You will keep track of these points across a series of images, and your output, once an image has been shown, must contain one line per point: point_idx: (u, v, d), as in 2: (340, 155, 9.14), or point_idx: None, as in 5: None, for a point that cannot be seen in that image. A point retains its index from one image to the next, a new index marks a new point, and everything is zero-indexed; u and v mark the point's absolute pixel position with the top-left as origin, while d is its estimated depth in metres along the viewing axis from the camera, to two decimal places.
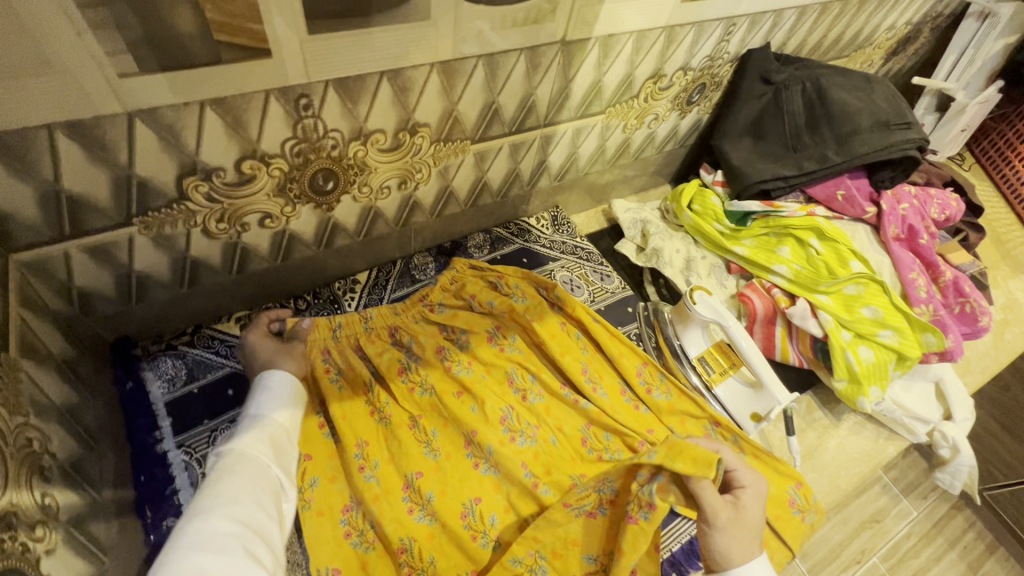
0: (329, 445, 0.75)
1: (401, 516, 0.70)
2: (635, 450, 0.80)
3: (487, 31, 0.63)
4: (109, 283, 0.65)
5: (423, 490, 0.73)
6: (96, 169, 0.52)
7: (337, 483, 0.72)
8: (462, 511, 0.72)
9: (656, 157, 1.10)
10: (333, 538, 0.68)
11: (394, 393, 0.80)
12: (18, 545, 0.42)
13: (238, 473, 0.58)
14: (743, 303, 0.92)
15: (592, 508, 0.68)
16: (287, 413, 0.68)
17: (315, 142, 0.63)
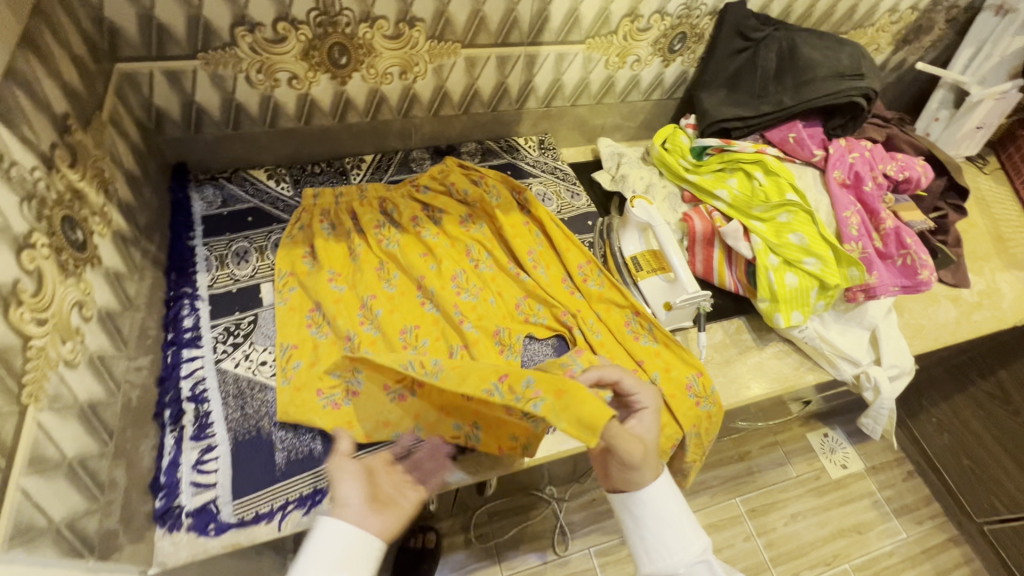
0: (304, 258, 0.95)
1: (348, 324, 0.88)
2: (558, 319, 0.94)
3: None
4: (177, 109, 0.89)
5: (372, 311, 0.90)
6: (176, 4, 0.76)
7: (305, 294, 0.91)
8: (400, 330, 0.89)
9: (644, 105, 1.22)
10: (295, 323, 0.87)
11: (368, 242, 0.98)
12: (84, 213, 0.64)
13: None
14: (685, 224, 1.02)
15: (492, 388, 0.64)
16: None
17: (332, 17, 0.84)
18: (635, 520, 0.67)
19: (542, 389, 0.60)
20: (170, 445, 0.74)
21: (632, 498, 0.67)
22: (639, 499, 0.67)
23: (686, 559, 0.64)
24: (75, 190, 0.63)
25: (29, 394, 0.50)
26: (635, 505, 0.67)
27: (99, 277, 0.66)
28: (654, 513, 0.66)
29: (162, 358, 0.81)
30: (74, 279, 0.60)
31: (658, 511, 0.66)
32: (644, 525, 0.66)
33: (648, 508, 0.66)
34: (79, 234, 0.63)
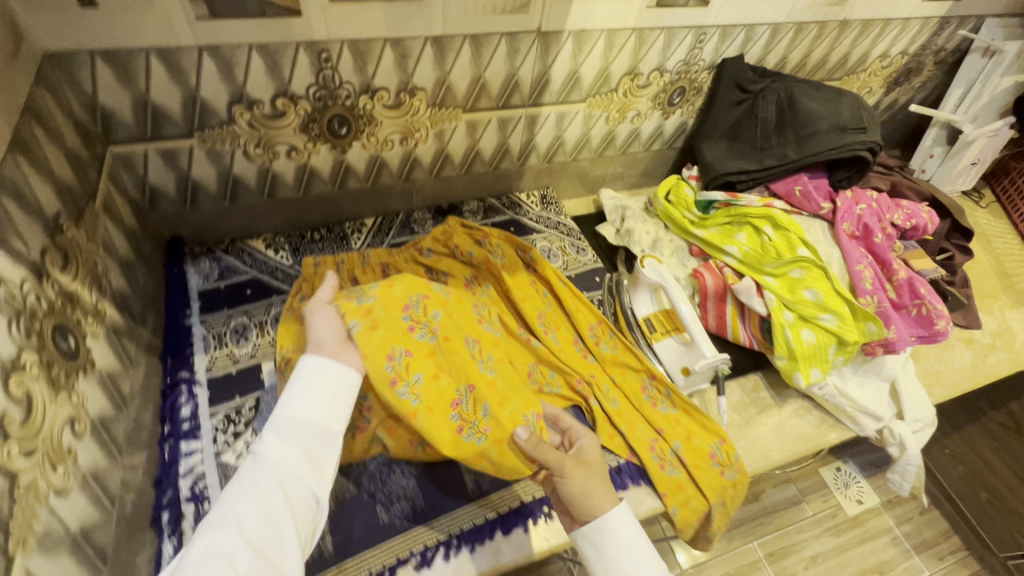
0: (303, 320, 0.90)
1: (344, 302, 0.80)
2: (573, 388, 0.90)
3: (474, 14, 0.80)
4: (172, 185, 0.86)
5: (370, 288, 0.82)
6: (173, 88, 0.73)
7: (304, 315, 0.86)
8: (408, 306, 0.80)
9: (644, 155, 1.22)
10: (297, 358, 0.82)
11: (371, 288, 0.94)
12: (75, 317, 0.60)
13: (257, 483, 0.58)
14: (696, 280, 1.01)
15: (467, 428, 0.76)
16: (329, 413, 0.66)
17: (332, 91, 0.82)
18: (596, 550, 0.70)
19: (485, 429, 0.77)
20: (168, 554, 0.69)
21: (591, 533, 0.70)
22: (597, 530, 0.70)
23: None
24: (66, 294, 0.59)
25: (17, 539, 0.45)
26: (593, 534, 0.70)
27: (93, 384, 0.61)
28: (613, 543, 0.69)
29: (159, 454, 0.76)
30: (66, 394, 0.56)
31: (618, 539, 0.69)
32: (606, 556, 0.69)
33: (608, 539, 0.69)
34: (71, 343, 0.59)
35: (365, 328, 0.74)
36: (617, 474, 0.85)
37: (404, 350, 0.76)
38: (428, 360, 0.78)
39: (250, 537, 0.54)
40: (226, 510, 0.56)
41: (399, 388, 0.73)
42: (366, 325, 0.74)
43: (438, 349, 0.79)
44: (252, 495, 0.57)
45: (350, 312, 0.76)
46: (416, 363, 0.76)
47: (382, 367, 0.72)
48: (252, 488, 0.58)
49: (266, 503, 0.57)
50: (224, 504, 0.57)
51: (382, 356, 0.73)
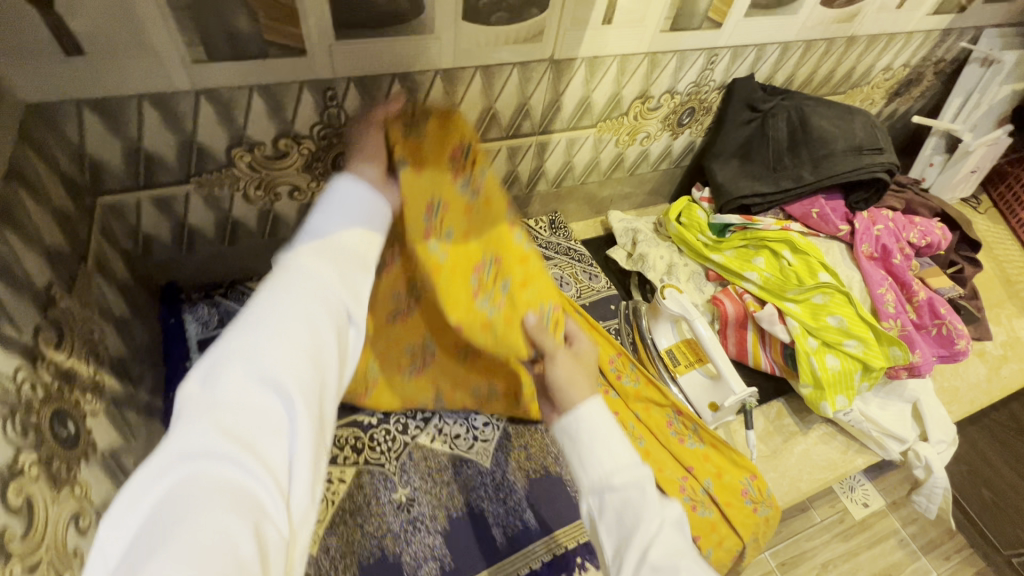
0: None
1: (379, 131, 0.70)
2: None
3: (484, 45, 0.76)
4: (166, 232, 0.80)
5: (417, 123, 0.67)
6: (167, 134, 0.68)
7: None
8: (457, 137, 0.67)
9: (652, 175, 1.19)
10: None
11: None
12: (72, 397, 0.55)
13: (285, 287, 0.51)
14: (716, 307, 0.99)
15: (485, 297, 0.68)
16: (366, 239, 0.58)
17: (338, 129, 0.77)
18: (569, 440, 0.64)
19: (498, 300, 0.69)
20: None
21: (563, 424, 0.65)
22: (572, 420, 0.63)
23: (617, 473, 0.61)
24: (61, 374, 0.54)
25: None
26: (564, 424, 0.64)
27: (94, 468, 0.56)
28: (582, 430, 0.63)
29: None
30: (68, 488, 0.51)
31: (592, 430, 0.62)
32: (577, 443, 0.63)
33: (582, 430, 0.63)
34: (69, 428, 0.53)
35: (411, 168, 0.63)
36: None
37: (441, 202, 0.67)
38: (466, 216, 0.69)
39: (284, 359, 0.46)
40: (253, 349, 0.46)
41: (426, 246, 0.66)
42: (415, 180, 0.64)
43: (454, 230, 0.68)
44: (283, 320, 0.48)
45: (397, 142, 0.65)
46: (451, 216, 0.68)
47: (416, 218, 0.65)
48: (278, 327, 0.48)
49: (302, 338, 0.48)
50: (252, 311, 0.49)
51: (421, 204, 0.65)
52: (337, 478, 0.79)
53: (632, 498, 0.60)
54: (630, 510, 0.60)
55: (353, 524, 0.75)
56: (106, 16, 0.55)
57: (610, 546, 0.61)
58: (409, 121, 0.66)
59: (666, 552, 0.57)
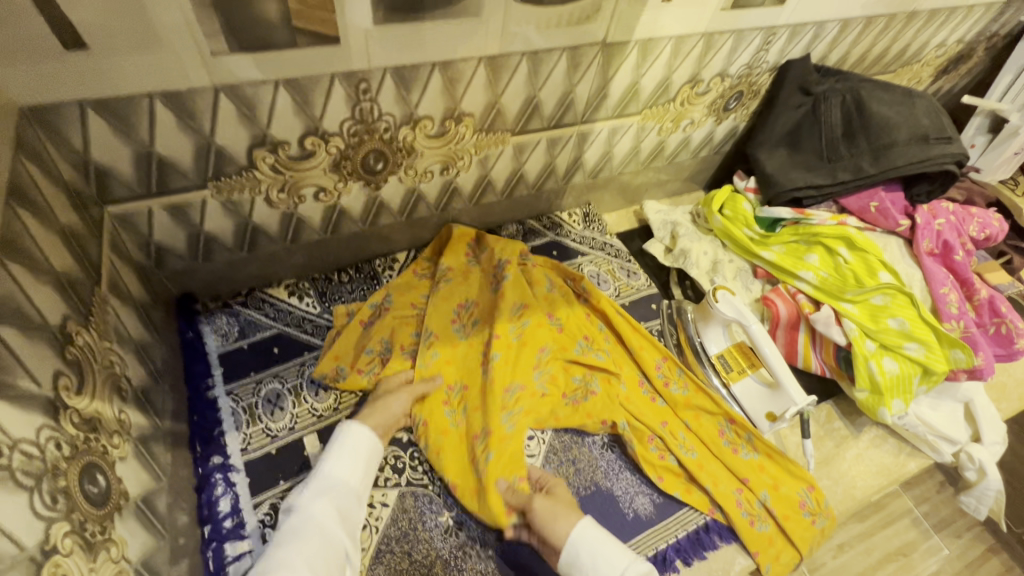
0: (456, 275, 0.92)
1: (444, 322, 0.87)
2: (644, 441, 0.83)
3: (530, 27, 0.67)
4: (181, 241, 0.73)
5: (470, 322, 0.89)
6: (183, 135, 0.60)
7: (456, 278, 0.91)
8: (525, 286, 0.92)
9: (690, 162, 1.12)
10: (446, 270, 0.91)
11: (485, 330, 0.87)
12: (100, 445, 0.49)
13: (299, 534, 0.63)
14: (767, 307, 0.94)
15: (483, 454, 0.75)
16: (359, 474, 0.70)
17: (370, 124, 0.69)
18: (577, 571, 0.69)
19: (492, 449, 0.75)
20: None
21: (564, 563, 0.70)
22: (572, 553, 0.69)
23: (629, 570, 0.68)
24: (86, 423, 0.47)
25: None
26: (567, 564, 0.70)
27: (129, 522, 0.51)
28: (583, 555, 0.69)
29: (200, 565, 0.65)
30: (105, 551, 0.45)
31: (594, 550, 0.69)
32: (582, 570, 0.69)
33: (585, 556, 0.69)
34: (99, 483, 0.47)
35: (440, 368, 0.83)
36: (706, 533, 0.78)
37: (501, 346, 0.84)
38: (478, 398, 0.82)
39: None
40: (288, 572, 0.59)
41: (478, 376, 0.83)
42: (475, 327, 0.88)
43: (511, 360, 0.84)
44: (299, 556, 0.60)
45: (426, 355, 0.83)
46: (467, 399, 0.81)
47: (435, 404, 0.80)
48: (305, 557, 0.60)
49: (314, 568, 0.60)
50: (275, 565, 0.59)
51: (441, 387, 0.82)
52: (380, 502, 0.74)
53: None
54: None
55: (400, 553, 0.71)
56: (116, 2, 0.47)
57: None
58: (474, 258, 0.95)
59: None
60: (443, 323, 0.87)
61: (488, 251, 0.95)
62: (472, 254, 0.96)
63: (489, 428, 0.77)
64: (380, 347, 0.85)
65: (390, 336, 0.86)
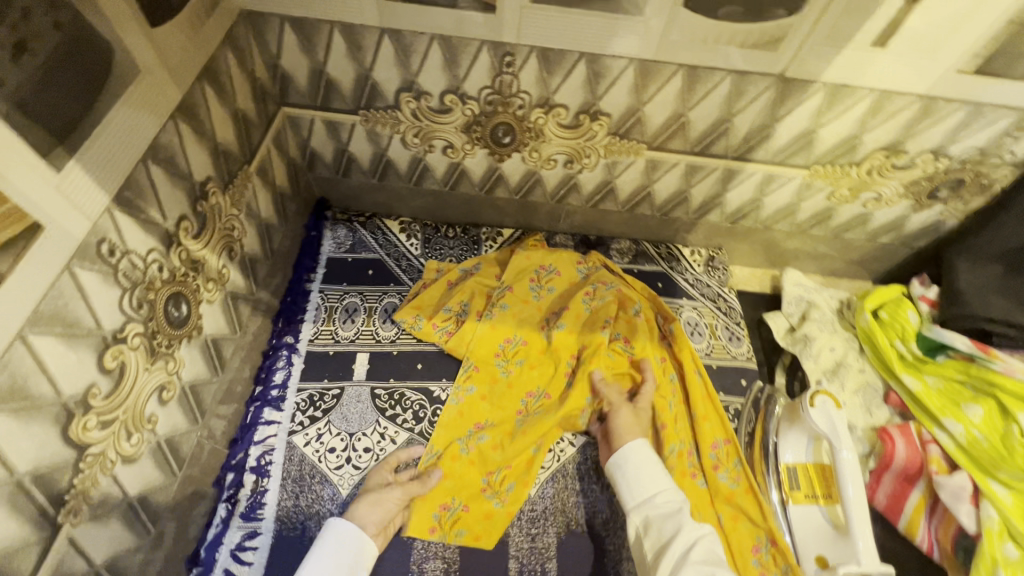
0: (529, 281, 0.90)
1: (490, 338, 0.84)
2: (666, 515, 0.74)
3: (735, 48, 0.63)
4: (330, 154, 0.85)
5: (515, 353, 0.84)
6: (349, 64, 0.69)
7: (523, 287, 0.89)
8: (602, 307, 0.87)
9: (863, 245, 0.94)
10: (526, 265, 0.92)
11: (535, 357, 0.84)
12: (194, 283, 0.61)
13: None
14: (879, 441, 0.76)
15: (489, 486, 0.74)
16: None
17: (506, 97, 0.72)
18: (622, 471, 0.70)
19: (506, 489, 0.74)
20: (219, 518, 0.70)
21: (614, 461, 0.71)
22: (622, 455, 0.70)
23: (662, 493, 0.67)
24: (191, 261, 0.59)
25: (69, 510, 0.46)
26: (616, 466, 0.70)
27: (193, 349, 0.63)
28: (632, 459, 0.70)
29: (243, 413, 0.78)
30: (163, 362, 0.57)
31: (639, 462, 0.69)
32: (624, 471, 0.69)
33: (629, 463, 0.70)
34: (182, 310, 0.59)
35: (475, 393, 0.81)
36: None
37: (544, 391, 0.81)
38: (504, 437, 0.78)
39: None
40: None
41: (513, 417, 0.80)
42: (519, 367, 0.83)
43: (544, 411, 0.79)
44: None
45: (478, 372, 0.82)
46: (492, 433, 0.78)
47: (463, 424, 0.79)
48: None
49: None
50: None
51: (474, 414, 0.79)
52: (390, 438, 0.78)
53: (672, 514, 0.65)
54: (671, 522, 0.64)
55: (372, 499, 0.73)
56: None
57: (653, 564, 0.62)
58: (539, 286, 0.90)
59: (705, 556, 0.60)
60: (488, 348, 0.84)
61: (554, 290, 0.90)
62: (538, 281, 0.91)
63: (506, 477, 0.75)
64: (458, 308, 0.88)
65: (470, 301, 0.89)
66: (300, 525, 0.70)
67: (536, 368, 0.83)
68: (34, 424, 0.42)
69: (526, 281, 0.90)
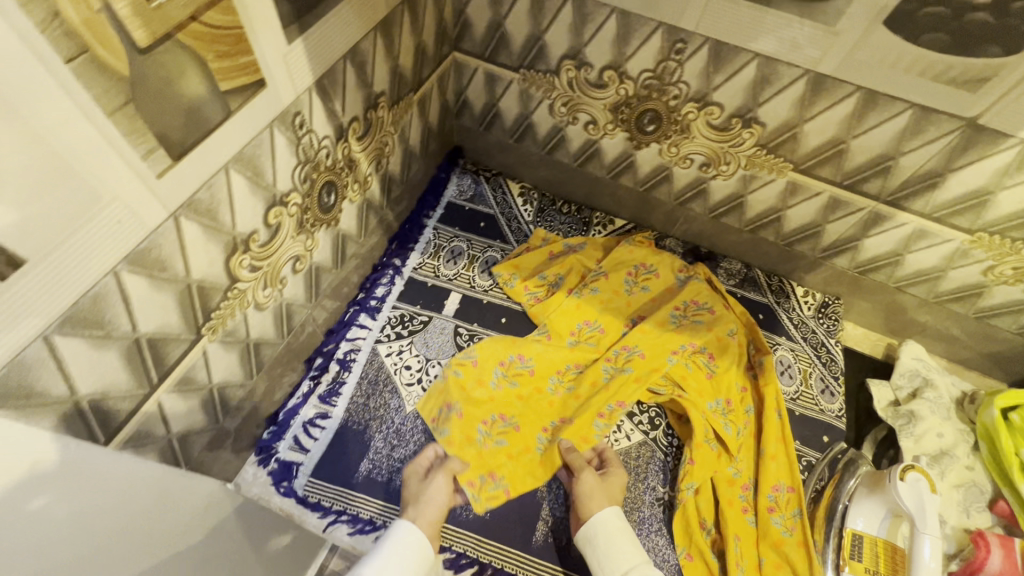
0: (626, 273, 0.90)
1: (566, 311, 0.86)
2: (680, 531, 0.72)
3: (929, 80, 0.59)
4: (480, 105, 0.91)
5: (586, 333, 0.85)
6: (526, 21, 0.74)
7: (616, 277, 0.89)
8: (687, 318, 0.86)
9: (1009, 338, 0.84)
10: (627, 259, 0.92)
11: (600, 347, 0.84)
12: (345, 180, 0.68)
13: None
14: (971, 546, 0.68)
15: (495, 434, 0.75)
16: None
17: (664, 84, 0.73)
18: (589, 546, 0.60)
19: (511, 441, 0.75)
20: (301, 392, 0.78)
21: (584, 533, 0.62)
22: (590, 529, 0.61)
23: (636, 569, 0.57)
24: (349, 160, 0.67)
25: (210, 327, 0.55)
26: (583, 541, 0.61)
27: (327, 237, 0.71)
28: (602, 533, 0.60)
29: (343, 311, 0.86)
30: (304, 236, 0.65)
31: (609, 535, 0.60)
32: (591, 545, 0.60)
33: (598, 537, 0.60)
34: (330, 199, 0.67)
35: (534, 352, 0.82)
36: None
37: (581, 365, 0.82)
38: (528, 391, 0.80)
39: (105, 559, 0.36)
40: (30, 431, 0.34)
41: (548, 378, 0.81)
42: (586, 346, 0.84)
43: (574, 389, 0.80)
44: (47, 520, 0.32)
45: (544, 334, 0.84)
46: (526, 386, 0.80)
47: (503, 368, 0.81)
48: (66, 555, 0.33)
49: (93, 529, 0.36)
50: None
51: (534, 376, 0.81)
52: None
53: None
54: None
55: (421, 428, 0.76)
56: None
57: None
58: (633, 282, 0.89)
59: None
60: (563, 321, 0.85)
61: (647, 290, 0.89)
62: (635, 276, 0.90)
63: (519, 429, 0.76)
64: (552, 279, 0.90)
65: (565, 275, 0.91)
66: (366, 422, 0.76)
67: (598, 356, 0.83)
68: (212, 244, 0.50)
69: (622, 273, 0.90)
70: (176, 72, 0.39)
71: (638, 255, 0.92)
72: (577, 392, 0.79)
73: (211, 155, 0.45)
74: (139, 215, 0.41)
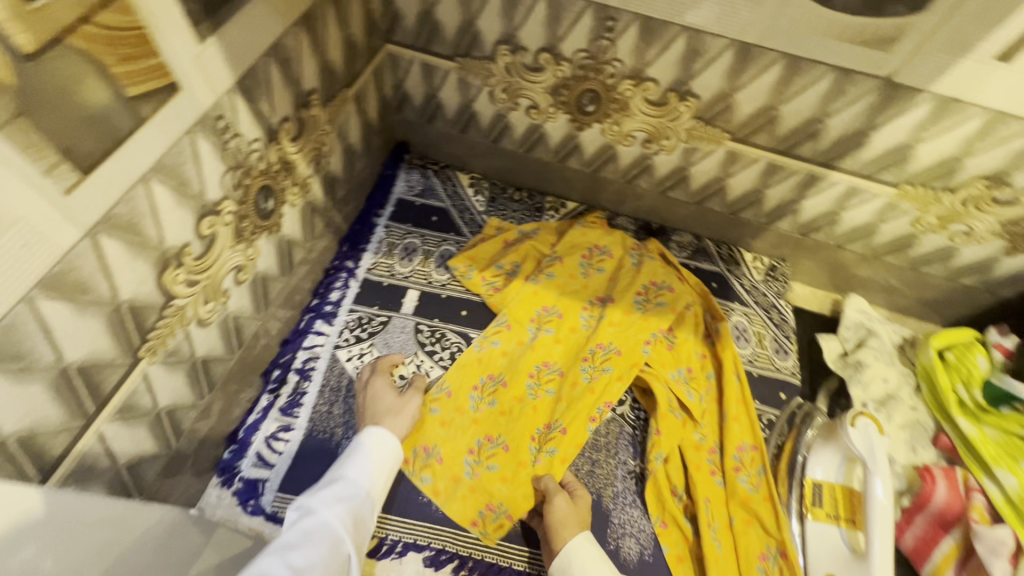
0: (580, 256, 0.91)
1: (528, 304, 0.85)
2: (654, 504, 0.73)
3: (845, 43, 0.62)
4: (421, 98, 0.90)
5: (547, 321, 0.85)
6: (457, 8, 0.73)
7: (572, 262, 0.90)
8: (646, 297, 0.87)
9: (940, 284, 0.89)
10: (581, 241, 0.92)
11: (568, 340, 0.84)
12: (282, 184, 0.66)
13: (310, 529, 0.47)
14: (919, 480, 0.72)
15: (482, 453, 0.73)
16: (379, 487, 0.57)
17: (599, 63, 0.73)
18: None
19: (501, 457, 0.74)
20: (261, 406, 0.75)
21: (558, 564, 0.62)
22: (565, 560, 0.62)
23: None
24: (284, 162, 0.65)
25: (148, 348, 0.52)
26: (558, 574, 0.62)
27: (270, 244, 0.68)
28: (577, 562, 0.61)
29: (298, 319, 0.83)
30: (244, 245, 0.62)
31: (586, 560, 0.62)
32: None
33: (574, 568, 0.61)
34: (268, 204, 0.64)
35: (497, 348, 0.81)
36: None
37: (558, 366, 0.81)
38: (511, 400, 0.77)
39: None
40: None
41: (524, 384, 0.79)
42: (547, 334, 0.83)
43: (556, 393, 0.79)
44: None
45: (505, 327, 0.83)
46: (502, 394, 0.78)
47: (478, 381, 0.79)
48: None
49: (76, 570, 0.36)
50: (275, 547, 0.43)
51: (507, 381, 0.79)
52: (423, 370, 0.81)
53: None
54: None
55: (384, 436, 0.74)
56: None
57: None
58: (589, 264, 0.90)
59: None
60: (524, 311, 0.85)
61: (604, 270, 0.90)
62: (591, 258, 0.91)
63: (507, 443, 0.74)
64: (509, 268, 0.90)
65: (522, 263, 0.90)
66: (331, 430, 0.74)
67: (568, 349, 0.83)
68: (139, 260, 0.47)
69: (577, 256, 0.91)
70: (74, 79, 0.36)
71: (591, 236, 0.93)
72: (559, 395, 0.79)
73: (127, 166, 0.42)
74: (50, 238, 0.38)
